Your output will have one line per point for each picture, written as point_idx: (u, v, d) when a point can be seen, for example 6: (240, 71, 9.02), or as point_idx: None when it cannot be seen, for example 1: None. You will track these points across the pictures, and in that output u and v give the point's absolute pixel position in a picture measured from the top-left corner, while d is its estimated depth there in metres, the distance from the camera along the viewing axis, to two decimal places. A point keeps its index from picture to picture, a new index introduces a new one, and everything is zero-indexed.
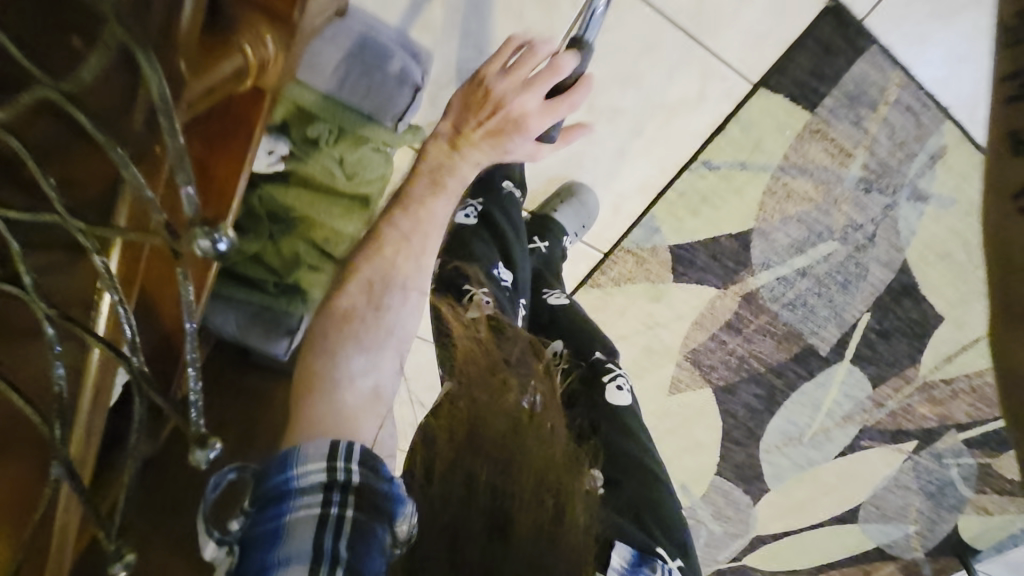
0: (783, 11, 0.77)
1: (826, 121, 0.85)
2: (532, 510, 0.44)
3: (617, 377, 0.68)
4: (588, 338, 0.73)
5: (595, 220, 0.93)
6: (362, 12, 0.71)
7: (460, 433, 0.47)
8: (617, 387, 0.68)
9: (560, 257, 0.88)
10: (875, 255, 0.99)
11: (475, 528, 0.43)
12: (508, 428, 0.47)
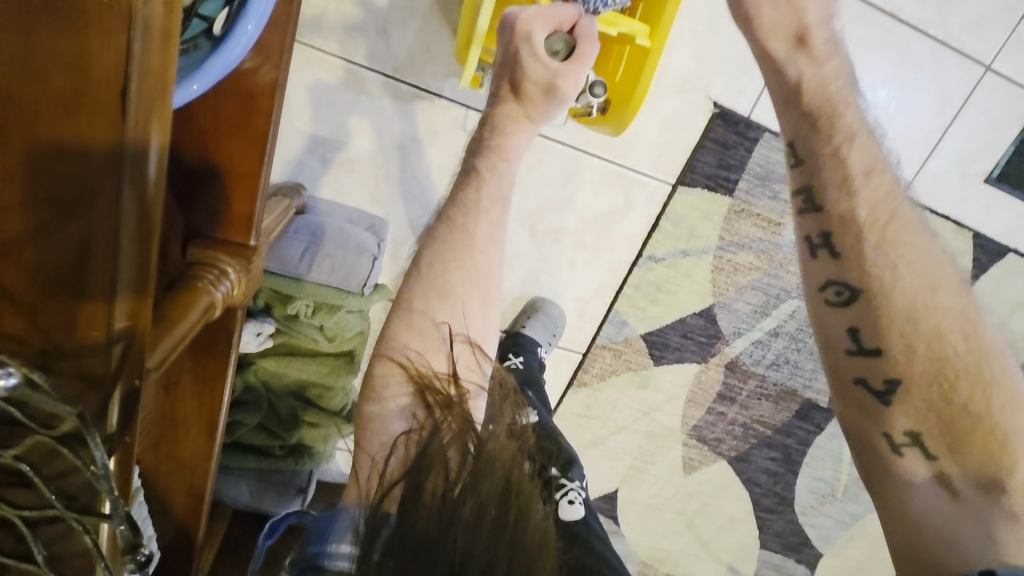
0: (680, 123, 0.86)
1: (746, 201, 0.94)
2: (477, 507, 0.41)
3: (569, 491, 0.72)
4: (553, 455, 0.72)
5: (565, 326, 1.00)
6: (319, 201, 0.84)
7: (423, 459, 0.45)
8: (569, 501, 0.71)
9: (537, 370, 0.94)
10: None
11: (434, 494, 0.42)
12: (484, 465, 0.44)
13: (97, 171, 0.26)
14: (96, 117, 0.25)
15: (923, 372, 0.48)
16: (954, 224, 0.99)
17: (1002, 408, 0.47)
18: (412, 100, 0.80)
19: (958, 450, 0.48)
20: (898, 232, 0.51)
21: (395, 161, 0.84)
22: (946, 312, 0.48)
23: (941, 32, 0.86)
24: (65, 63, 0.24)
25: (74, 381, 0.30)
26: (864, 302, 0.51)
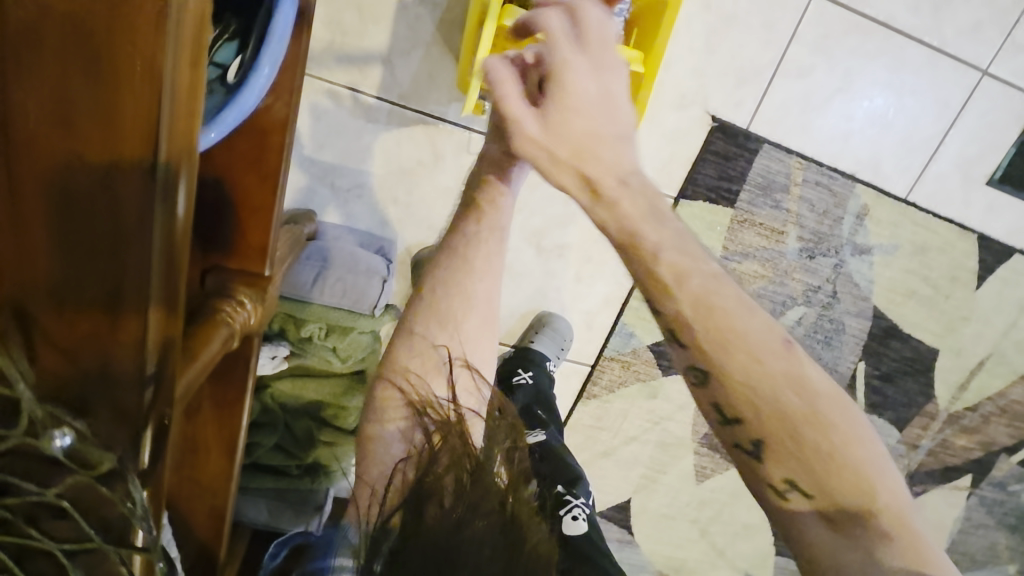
0: (680, 138, 0.88)
1: (749, 211, 0.94)
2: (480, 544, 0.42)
3: (573, 508, 0.73)
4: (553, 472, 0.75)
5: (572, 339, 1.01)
6: (329, 225, 0.86)
7: (421, 488, 0.45)
8: (572, 517, 0.72)
9: (547, 385, 0.97)
10: (845, 309, 1.05)
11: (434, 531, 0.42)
12: (486, 498, 0.44)
13: (129, 217, 0.28)
14: (128, 170, 0.27)
15: (771, 426, 0.47)
16: (957, 226, 1.00)
17: (824, 425, 0.46)
18: (416, 125, 0.82)
19: (795, 458, 0.46)
20: (718, 305, 0.48)
21: (401, 185, 0.86)
22: (775, 381, 0.47)
23: (936, 39, 0.87)
24: (97, 119, 0.25)
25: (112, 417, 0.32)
26: (689, 335, 0.49)
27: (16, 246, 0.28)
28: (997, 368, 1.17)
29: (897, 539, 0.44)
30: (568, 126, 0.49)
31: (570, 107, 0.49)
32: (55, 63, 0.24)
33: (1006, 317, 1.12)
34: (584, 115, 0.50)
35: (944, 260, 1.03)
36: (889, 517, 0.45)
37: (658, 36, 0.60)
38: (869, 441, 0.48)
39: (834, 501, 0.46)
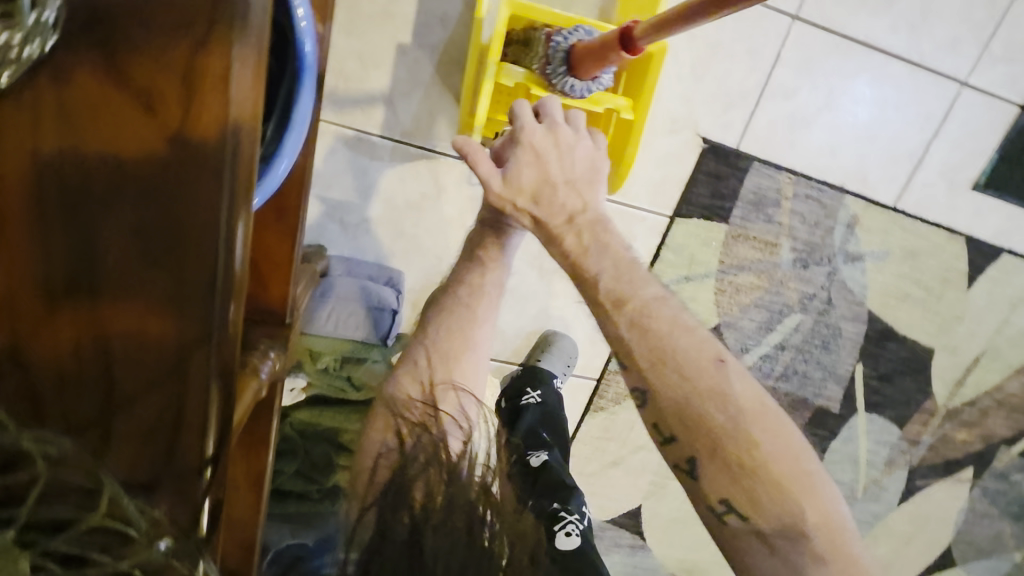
0: (673, 160, 0.91)
1: (742, 226, 0.98)
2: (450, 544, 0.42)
3: (567, 524, 0.74)
4: (551, 488, 0.78)
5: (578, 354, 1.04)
6: (339, 258, 0.90)
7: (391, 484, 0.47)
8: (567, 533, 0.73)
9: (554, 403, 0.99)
10: (841, 314, 1.08)
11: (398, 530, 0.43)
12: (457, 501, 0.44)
13: (196, 279, 0.30)
14: (196, 238, 0.29)
15: (700, 444, 0.54)
16: (946, 230, 1.04)
17: (753, 448, 0.53)
18: (418, 161, 0.86)
19: (727, 480, 0.54)
20: (658, 336, 0.56)
21: (407, 218, 0.89)
22: (715, 402, 0.54)
23: (915, 54, 0.90)
24: (171, 194, 0.29)
25: (177, 478, 0.34)
26: (633, 370, 0.56)
27: (91, 329, 0.31)
28: (993, 363, 1.20)
29: (833, 563, 0.51)
30: (528, 176, 0.60)
31: (529, 155, 0.60)
32: (140, 146, 0.28)
33: (998, 314, 1.15)
34: (542, 166, 0.60)
35: (935, 263, 1.06)
36: (818, 531, 0.52)
37: (645, 83, 0.67)
38: (795, 461, 0.54)
39: (761, 518, 0.53)
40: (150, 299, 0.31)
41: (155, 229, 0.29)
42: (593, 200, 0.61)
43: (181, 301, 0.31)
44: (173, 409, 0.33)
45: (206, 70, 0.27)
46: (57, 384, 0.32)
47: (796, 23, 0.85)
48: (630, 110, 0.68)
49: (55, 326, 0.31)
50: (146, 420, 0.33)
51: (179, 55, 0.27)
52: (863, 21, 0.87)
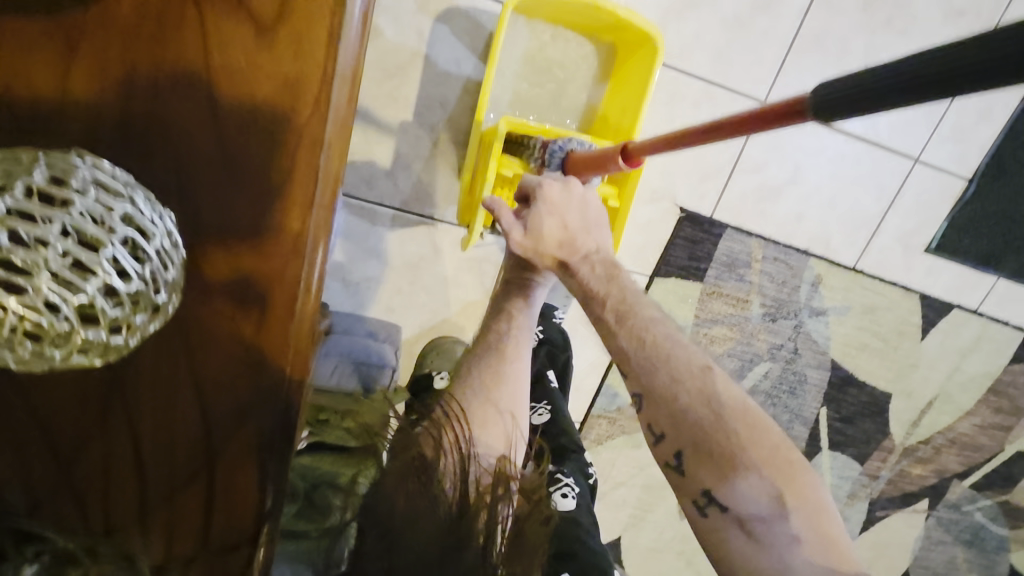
0: (654, 226, 0.99)
1: (716, 284, 1.05)
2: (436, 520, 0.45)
3: (563, 485, 0.76)
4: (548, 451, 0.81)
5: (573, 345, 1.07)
6: (343, 314, 0.94)
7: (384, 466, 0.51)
8: (562, 494, 0.74)
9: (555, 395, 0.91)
10: (806, 362, 1.16)
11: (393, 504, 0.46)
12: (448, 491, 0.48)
13: (276, 286, 0.33)
14: (283, 248, 0.32)
15: (684, 437, 0.57)
16: (901, 288, 1.13)
17: (734, 441, 0.55)
18: (418, 227, 0.92)
19: (710, 470, 0.56)
20: (650, 339, 0.60)
21: (406, 276, 0.95)
22: (701, 395, 0.57)
23: (873, 133, 1.00)
24: (262, 209, 0.32)
25: (237, 499, 0.35)
26: (631, 375, 0.60)
27: (159, 357, 0.32)
28: (945, 406, 1.29)
29: (806, 541, 0.52)
30: (549, 229, 0.66)
31: (549, 210, 0.66)
32: (230, 171, 0.31)
33: (951, 362, 1.24)
34: (562, 218, 0.66)
35: (892, 316, 1.15)
36: (798, 516, 0.53)
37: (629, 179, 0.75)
38: (781, 454, 0.55)
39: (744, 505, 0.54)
40: (226, 311, 0.32)
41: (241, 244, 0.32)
42: (603, 240, 0.68)
43: (260, 310, 0.33)
44: (242, 419, 0.34)
45: (283, 284, 0.33)
46: (101, 476, 0.33)
47: (765, 107, 0.92)
48: (615, 200, 0.76)
49: (109, 426, 0.33)
50: (185, 522, 0.35)
51: (288, 109, 0.31)
52: None
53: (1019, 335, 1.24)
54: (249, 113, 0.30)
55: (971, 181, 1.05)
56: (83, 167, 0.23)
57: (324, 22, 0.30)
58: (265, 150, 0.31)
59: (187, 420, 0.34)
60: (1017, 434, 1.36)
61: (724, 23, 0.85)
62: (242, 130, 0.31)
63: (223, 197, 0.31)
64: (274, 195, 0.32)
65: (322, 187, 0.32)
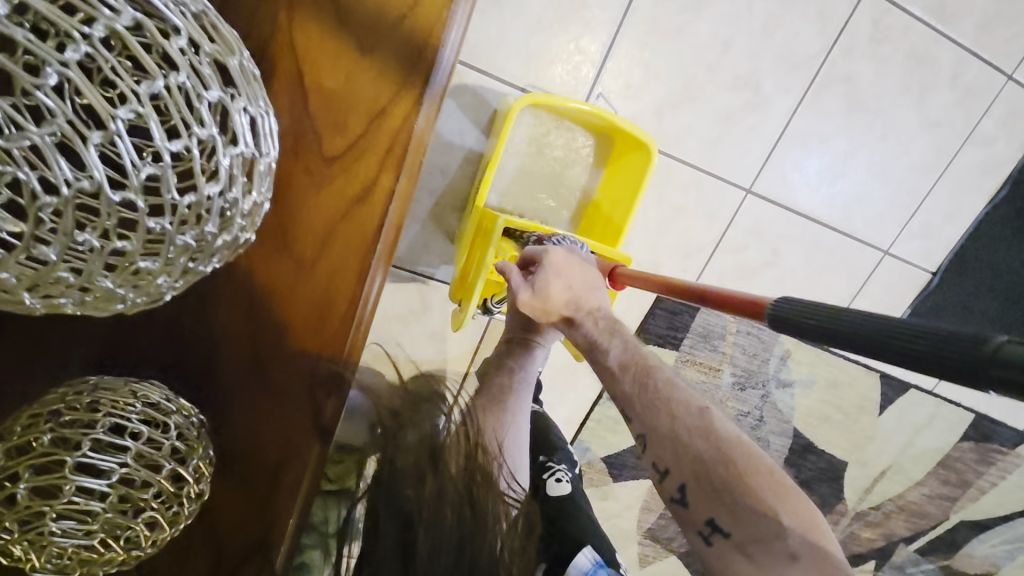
0: (636, 297, 1.02)
1: (691, 353, 1.09)
2: (454, 512, 0.50)
3: (556, 472, 0.91)
4: (537, 444, 0.94)
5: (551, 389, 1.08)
6: None
7: (383, 473, 0.52)
8: (556, 480, 0.90)
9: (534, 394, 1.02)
10: (770, 429, 1.20)
11: (410, 508, 0.50)
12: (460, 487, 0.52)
13: (341, 307, 0.49)
14: (348, 281, 0.48)
15: (685, 469, 0.59)
16: (864, 365, 1.20)
17: (733, 472, 0.57)
18: (410, 281, 0.94)
19: (710, 500, 0.57)
20: (648, 373, 0.63)
21: (393, 327, 0.97)
22: (699, 428, 0.60)
23: (847, 225, 1.04)
24: (334, 259, 0.48)
25: (286, 469, 0.49)
26: (633, 415, 0.62)
27: (242, 365, 0.47)
28: (897, 476, 1.36)
29: (807, 561, 0.53)
30: (557, 291, 0.66)
31: (556, 272, 0.66)
32: (311, 237, 0.46)
33: (905, 437, 1.31)
34: (568, 280, 0.67)
35: (853, 392, 1.21)
36: (801, 538, 0.54)
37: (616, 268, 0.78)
38: (778, 484, 0.57)
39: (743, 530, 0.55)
40: (298, 328, 0.48)
41: (313, 282, 0.47)
42: (604, 299, 0.69)
43: (324, 325, 0.48)
44: (302, 403, 0.49)
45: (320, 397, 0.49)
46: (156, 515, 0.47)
47: (749, 195, 0.96)
48: None
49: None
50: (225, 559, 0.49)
51: (354, 192, 0.47)
52: (810, 197, 0.99)
53: (968, 416, 1.32)
54: (307, 282, 0.47)
55: (934, 275, 1.11)
56: (135, 412, 0.35)
57: (383, 138, 0.46)
58: (319, 310, 0.48)
59: (246, 440, 0.48)
60: (962, 505, 1.43)
61: (717, 116, 0.90)
62: (304, 297, 0.47)
63: (292, 304, 0.47)
64: (318, 337, 0.49)
65: (354, 331, 0.49)
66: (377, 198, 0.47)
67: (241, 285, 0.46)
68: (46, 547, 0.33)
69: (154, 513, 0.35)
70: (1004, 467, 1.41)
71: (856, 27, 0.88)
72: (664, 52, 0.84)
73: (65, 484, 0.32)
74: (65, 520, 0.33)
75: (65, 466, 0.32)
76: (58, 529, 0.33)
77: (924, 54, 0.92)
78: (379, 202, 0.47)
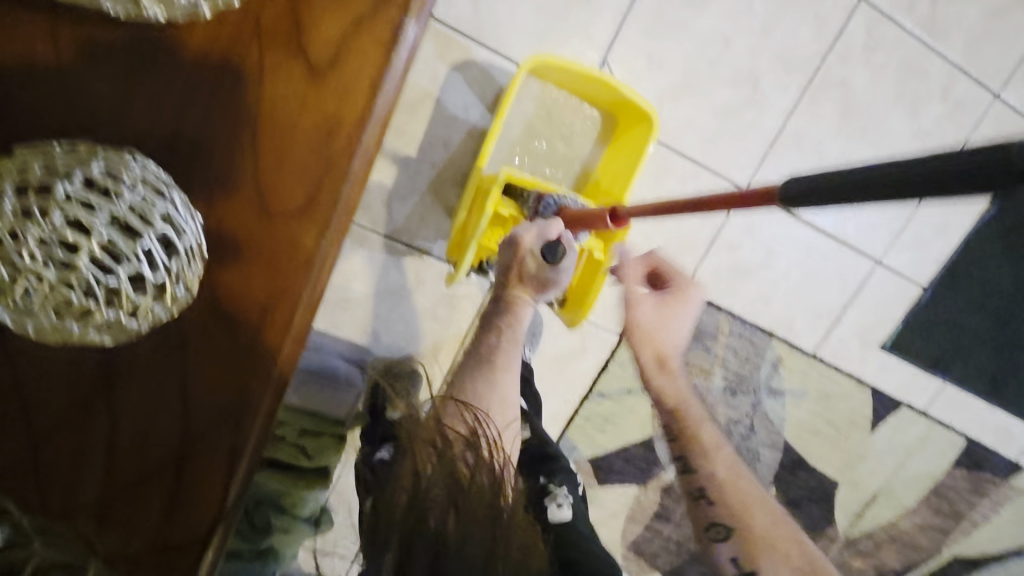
0: None
1: (683, 351, 1.08)
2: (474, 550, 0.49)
3: (556, 497, 0.79)
4: (535, 465, 0.83)
5: (541, 380, 1.06)
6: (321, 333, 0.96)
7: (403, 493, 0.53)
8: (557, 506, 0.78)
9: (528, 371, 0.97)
10: (761, 440, 1.17)
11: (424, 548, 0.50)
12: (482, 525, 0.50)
13: (337, 156, 0.36)
14: (348, 124, 0.36)
15: (753, 545, 0.70)
16: (856, 379, 1.18)
17: (800, 551, 0.69)
18: (405, 255, 0.94)
19: (773, 564, 0.68)
20: (742, 485, 0.75)
21: (384, 303, 0.96)
22: (783, 555, 0.69)
23: (840, 231, 1.06)
24: (332, 91, 0.36)
25: (244, 381, 0.36)
26: (721, 525, 0.72)
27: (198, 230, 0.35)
28: (888, 501, 1.32)
29: None
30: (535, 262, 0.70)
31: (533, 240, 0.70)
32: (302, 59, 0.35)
33: (896, 459, 1.29)
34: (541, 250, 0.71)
35: (845, 407, 1.20)
36: None
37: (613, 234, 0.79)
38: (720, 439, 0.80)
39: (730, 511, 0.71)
40: (274, 180, 0.36)
41: (304, 119, 0.35)
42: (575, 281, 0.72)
43: (315, 182, 0.36)
44: (271, 289, 0.36)
45: (286, 298, 0.36)
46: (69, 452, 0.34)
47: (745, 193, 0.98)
48: (599, 251, 0.80)
49: (87, 412, 0.34)
50: (139, 525, 0.36)
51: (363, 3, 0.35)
52: None
53: (960, 441, 1.30)
54: (296, 122, 0.35)
55: (926, 289, 1.13)
56: (134, 166, 0.29)
57: None
58: (293, 179, 0.36)
59: (190, 341, 0.35)
60: (954, 539, 1.40)
61: (715, 111, 0.92)
62: (294, 142, 0.36)
63: (274, 150, 0.35)
64: (305, 196, 0.36)
65: (338, 213, 0.37)
66: (381, 29, 0.35)
67: (210, 122, 0.34)
68: (13, 288, 0.27)
69: (144, 277, 0.28)
70: (996, 500, 1.38)
71: (850, 35, 0.92)
72: (668, 44, 0.87)
73: (53, 212, 0.26)
74: (50, 247, 0.26)
75: (52, 192, 0.27)
76: (28, 272, 0.26)
77: (915, 66, 0.96)
78: (385, 31, 0.35)
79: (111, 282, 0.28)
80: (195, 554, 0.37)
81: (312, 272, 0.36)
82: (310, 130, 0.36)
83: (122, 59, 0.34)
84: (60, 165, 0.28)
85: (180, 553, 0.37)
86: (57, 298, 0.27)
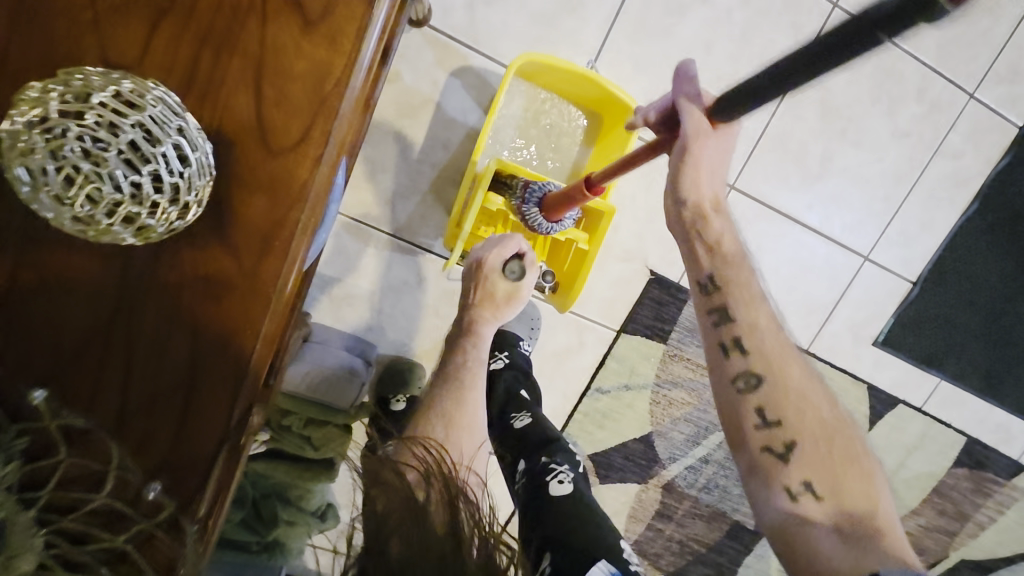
0: (624, 284, 1.06)
1: (678, 347, 1.12)
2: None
3: (558, 474, 0.80)
4: (537, 446, 0.85)
5: (540, 375, 1.09)
6: (321, 327, 0.98)
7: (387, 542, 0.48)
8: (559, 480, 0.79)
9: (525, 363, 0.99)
10: None
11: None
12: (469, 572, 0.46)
13: (329, 98, 0.40)
14: (338, 68, 0.40)
15: (808, 435, 0.68)
16: (851, 375, 1.20)
17: (848, 446, 0.70)
18: (407, 252, 0.98)
19: (817, 464, 0.67)
20: (776, 347, 0.72)
21: (388, 299, 1.00)
22: (813, 408, 0.70)
23: (827, 227, 1.10)
24: (322, 38, 0.39)
25: (252, 297, 0.41)
26: (780, 420, 0.69)
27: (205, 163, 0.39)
28: (891, 501, 1.32)
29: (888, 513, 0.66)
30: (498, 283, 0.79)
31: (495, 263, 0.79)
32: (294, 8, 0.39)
33: (897, 458, 1.29)
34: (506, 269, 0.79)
35: (842, 404, 1.21)
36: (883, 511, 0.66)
37: (600, 225, 0.84)
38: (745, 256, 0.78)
39: (772, 381, 0.71)
40: (271, 117, 0.39)
41: (297, 61, 0.39)
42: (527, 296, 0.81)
43: (308, 118, 0.40)
44: (272, 217, 0.40)
45: (284, 225, 0.41)
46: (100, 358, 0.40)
47: (733, 191, 1.03)
48: (585, 242, 0.85)
49: (116, 324, 0.40)
50: (163, 423, 0.41)
51: None
52: (788, 198, 1.06)
53: (961, 440, 1.30)
54: (289, 67, 0.39)
55: (914, 285, 1.16)
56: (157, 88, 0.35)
57: None
58: (290, 115, 0.40)
59: (202, 263, 0.40)
60: (961, 542, 1.38)
61: None
62: (287, 82, 0.39)
63: (270, 90, 0.39)
64: (300, 133, 0.40)
65: (330, 148, 0.40)
66: None
67: (212, 64, 0.38)
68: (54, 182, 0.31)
69: (168, 179, 0.34)
70: (1001, 501, 1.37)
71: None
72: (653, 51, 0.93)
73: (90, 114, 0.31)
74: (88, 143, 0.31)
75: (90, 99, 0.32)
76: (69, 165, 0.31)
77: (891, 69, 1.01)
78: None
79: (139, 179, 0.33)
80: (211, 449, 0.42)
81: (307, 201, 0.41)
82: (303, 72, 0.39)
83: (145, 11, 0.37)
84: (95, 80, 0.33)
85: (199, 449, 0.42)
86: (94, 189, 0.32)
